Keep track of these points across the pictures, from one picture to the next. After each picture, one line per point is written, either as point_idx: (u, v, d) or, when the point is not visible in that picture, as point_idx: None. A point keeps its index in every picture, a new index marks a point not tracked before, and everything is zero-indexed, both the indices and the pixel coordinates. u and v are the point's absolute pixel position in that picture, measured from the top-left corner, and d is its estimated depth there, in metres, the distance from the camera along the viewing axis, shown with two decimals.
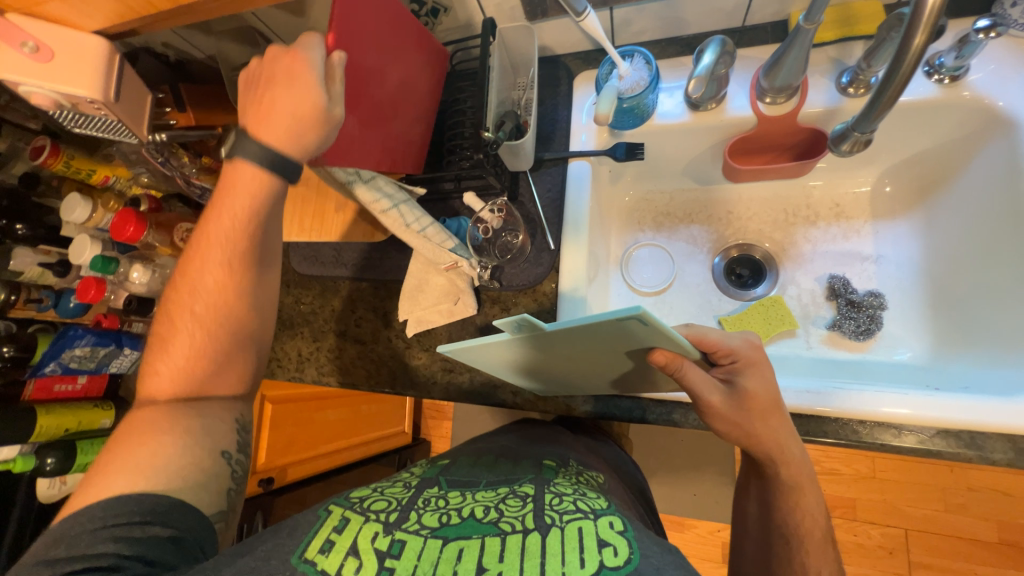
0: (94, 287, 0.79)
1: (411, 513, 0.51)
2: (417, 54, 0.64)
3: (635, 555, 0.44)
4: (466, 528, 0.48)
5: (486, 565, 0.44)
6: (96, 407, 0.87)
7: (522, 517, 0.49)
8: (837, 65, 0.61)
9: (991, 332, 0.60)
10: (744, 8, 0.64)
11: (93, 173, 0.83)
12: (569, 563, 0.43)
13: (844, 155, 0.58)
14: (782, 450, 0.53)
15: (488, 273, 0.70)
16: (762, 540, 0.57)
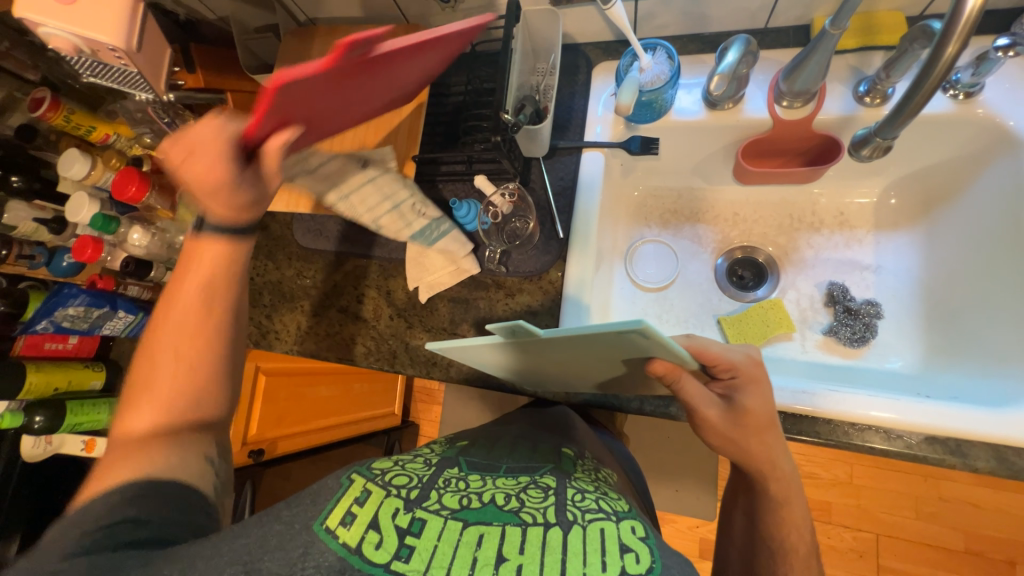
0: (90, 247, 0.78)
1: (432, 492, 0.51)
2: (403, 67, 0.50)
3: (657, 564, 0.44)
4: (486, 515, 0.48)
5: (505, 556, 0.44)
6: (86, 367, 0.85)
7: (543, 509, 0.49)
8: (855, 74, 0.62)
9: (982, 346, 0.62)
10: (768, 9, 0.64)
11: (94, 130, 0.81)
12: (590, 564, 0.43)
13: (865, 160, 0.60)
14: (763, 458, 0.54)
15: (496, 257, 0.70)
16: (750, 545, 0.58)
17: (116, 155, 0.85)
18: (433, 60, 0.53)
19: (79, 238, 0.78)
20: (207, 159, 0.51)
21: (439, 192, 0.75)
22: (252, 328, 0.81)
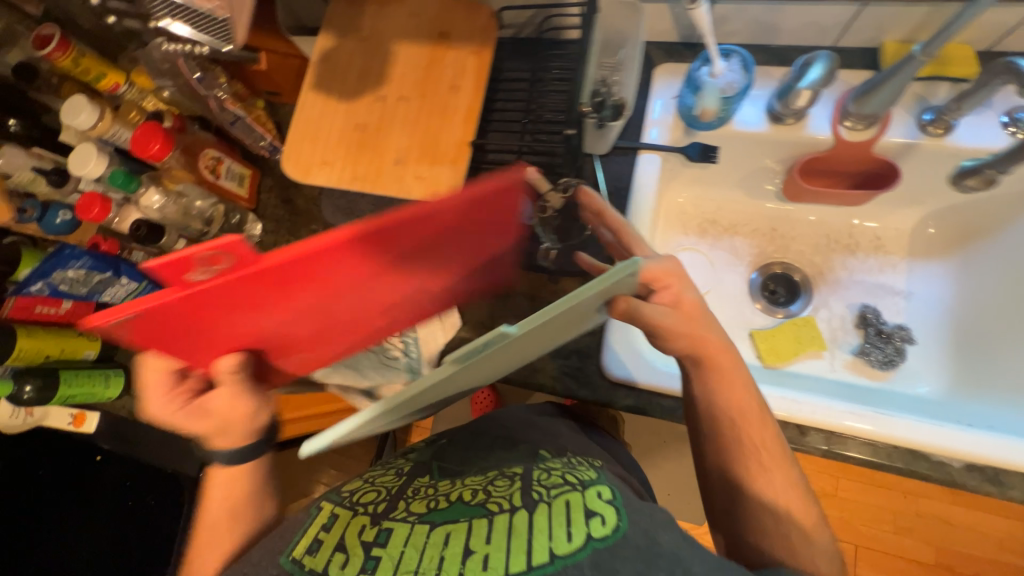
0: (98, 205, 0.72)
1: (400, 503, 0.54)
2: (344, 272, 0.41)
3: (623, 524, 0.46)
4: (455, 514, 0.49)
5: (473, 548, 0.45)
6: (81, 336, 0.78)
7: (507, 498, 0.50)
8: (919, 102, 0.63)
9: (1009, 378, 0.64)
10: (841, 28, 0.64)
11: (103, 76, 0.74)
12: (556, 538, 0.44)
13: (967, 189, 0.64)
14: (727, 368, 0.54)
15: (555, 251, 0.68)
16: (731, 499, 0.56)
17: (136, 109, 0.78)
18: (400, 254, 0.42)
19: (86, 195, 0.72)
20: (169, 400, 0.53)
21: (484, 179, 0.73)
22: None
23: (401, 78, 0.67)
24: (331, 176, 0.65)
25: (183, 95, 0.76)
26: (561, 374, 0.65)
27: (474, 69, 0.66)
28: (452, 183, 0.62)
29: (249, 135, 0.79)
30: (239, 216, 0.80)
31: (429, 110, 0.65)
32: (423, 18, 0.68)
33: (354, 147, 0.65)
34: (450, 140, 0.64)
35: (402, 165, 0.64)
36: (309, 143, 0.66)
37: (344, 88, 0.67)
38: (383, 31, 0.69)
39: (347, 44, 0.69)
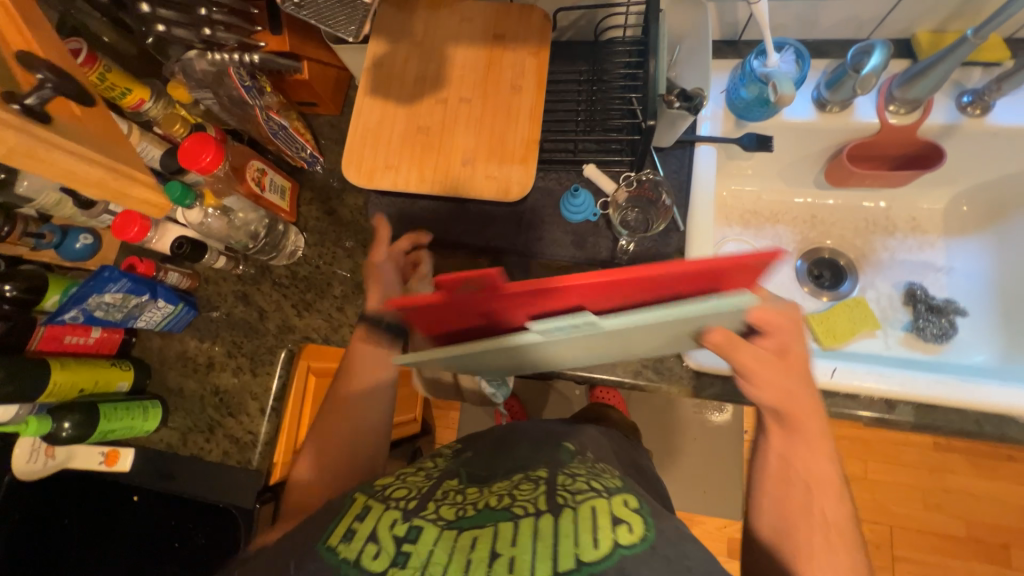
0: (137, 224, 0.67)
1: (431, 502, 0.46)
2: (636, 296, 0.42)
3: (651, 534, 0.40)
4: (483, 518, 0.43)
5: (499, 552, 0.39)
6: (112, 366, 0.72)
7: (534, 500, 0.44)
8: (956, 86, 0.67)
9: None
10: (878, 21, 0.67)
11: (128, 92, 0.67)
12: (584, 546, 0.39)
13: None
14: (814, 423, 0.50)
15: (631, 243, 0.68)
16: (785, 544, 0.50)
17: (180, 120, 0.73)
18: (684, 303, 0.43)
19: (122, 214, 0.67)
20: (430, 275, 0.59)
21: (540, 179, 0.72)
22: (321, 322, 0.76)
23: (460, 80, 0.67)
24: (396, 180, 0.66)
25: (222, 107, 0.73)
26: (640, 367, 0.65)
27: (533, 69, 0.66)
28: (522, 180, 0.64)
29: (291, 145, 0.74)
30: (282, 227, 0.76)
31: (492, 110, 0.65)
32: (476, 21, 0.68)
33: (416, 149, 0.66)
34: (517, 139, 0.65)
35: (470, 164, 0.65)
36: (371, 146, 0.66)
37: (402, 93, 0.67)
38: (435, 34, 0.68)
39: (400, 47, 0.68)
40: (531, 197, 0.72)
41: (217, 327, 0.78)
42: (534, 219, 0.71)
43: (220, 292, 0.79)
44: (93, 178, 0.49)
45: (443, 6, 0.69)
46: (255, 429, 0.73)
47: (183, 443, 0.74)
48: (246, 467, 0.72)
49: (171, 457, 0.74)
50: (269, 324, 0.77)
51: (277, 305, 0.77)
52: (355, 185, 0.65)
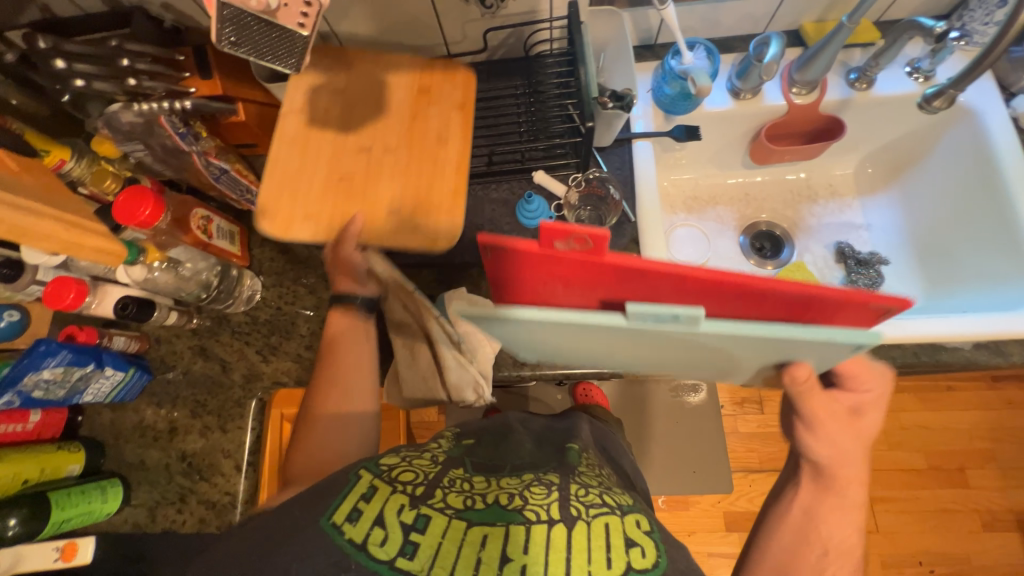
0: (72, 289, 0.63)
1: (438, 490, 0.46)
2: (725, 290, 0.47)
3: (662, 559, 0.42)
4: (493, 515, 0.44)
5: (509, 556, 0.41)
6: (59, 449, 0.66)
7: (546, 505, 0.45)
8: (843, 66, 0.76)
9: (973, 273, 0.74)
10: (769, 16, 0.76)
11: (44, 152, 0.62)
12: (595, 562, 0.40)
13: (935, 110, 0.71)
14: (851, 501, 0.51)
15: None
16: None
17: (111, 176, 0.69)
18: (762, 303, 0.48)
19: (54, 282, 0.62)
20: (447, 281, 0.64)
21: (494, 191, 0.75)
22: (290, 364, 0.73)
23: (385, 131, 0.69)
24: (316, 230, 0.65)
25: (156, 158, 0.70)
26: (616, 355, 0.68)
27: (458, 120, 0.69)
28: (450, 230, 0.64)
29: (234, 188, 0.75)
30: (236, 272, 0.73)
31: (419, 160, 0.67)
32: (403, 74, 0.72)
33: (339, 199, 0.66)
34: (445, 188, 0.66)
35: (397, 216, 0.65)
36: (290, 199, 0.65)
37: (325, 146, 0.68)
38: (359, 86, 0.71)
39: (324, 100, 0.70)
40: (487, 209, 0.74)
41: (176, 388, 0.73)
42: (494, 229, 0.73)
43: (175, 350, 0.74)
44: (44, 229, 0.56)
45: (368, 58, 0.72)
46: (232, 489, 0.69)
47: (151, 520, 0.69)
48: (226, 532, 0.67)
49: (139, 537, 0.68)
50: (234, 375, 0.73)
51: (240, 354, 0.74)
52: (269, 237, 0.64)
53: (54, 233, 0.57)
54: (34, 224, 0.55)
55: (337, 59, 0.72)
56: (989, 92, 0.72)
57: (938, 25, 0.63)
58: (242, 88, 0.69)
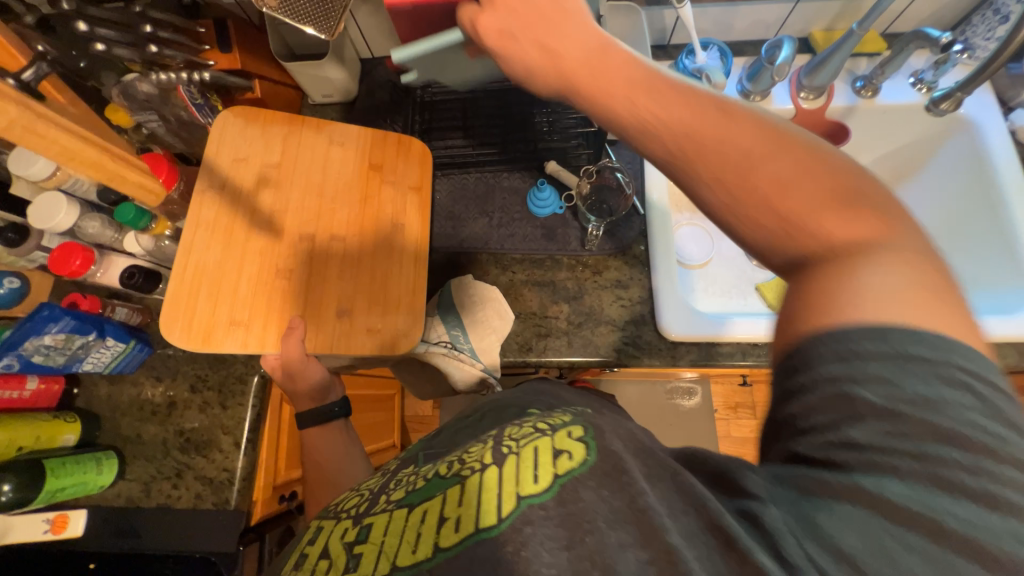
0: (78, 256, 0.62)
1: (382, 497, 0.41)
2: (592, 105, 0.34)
3: (591, 456, 0.32)
4: (432, 487, 0.37)
5: (447, 515, 0.34)
6: (55, 418, 0.65)
7: (478, 453, 0.37)
8: (850, 74, 0.78)
9: (971, 277, 0.75)
10: (779, 23, 0.78)
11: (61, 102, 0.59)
12: (523, 484, 0.32)
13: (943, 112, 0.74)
14: (888, 259, 0.27)
15: (600, 230, 0.71)
16: (895, 558, 0.23)
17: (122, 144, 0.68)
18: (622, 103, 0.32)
19: (60, 248, 0.62)
20: (390, 273, 0.65)
21: (506, 179, 0.76)
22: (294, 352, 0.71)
23: (329, 218, 0.66)
24: (243, 338, 0.62)
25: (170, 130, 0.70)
26: (621, 345, 0.68)
27: (415, 206, 0.68)
28: (408, 330, 0.63)
29: None
30: None
31: (370, 253, 0.65)
32: (348, 149, 0.70)
33: (275, 299, 0.63)
34: (400, 285, 0.64)
35: (347, 318, 0.63)
36: (212, 303, 0.62)
37: (260, 233, 0.65)
38: (298, 163, 0.69)
39: (252, 179, 0.67)
40: (499, 197, 0.75)
41: (176, 363, 0.73)
42: (504, 217, 0.74)
43: None
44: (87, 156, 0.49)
45: (309, 127, 0.70)
46: (230, 466, 0.68)
47: (146, 494, 0.67)
48: (223, 509, 0.66)
49: (131, 511, 0.66)
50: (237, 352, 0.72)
51: None
52: (186, 350, 0.60)
53: (103, 162, 0.50)
54: (76, 145, 0.47)
55: (273, 127, 0.70)
56: (986, 104, 0.75)
57: (943, 35, 0.65)
58: (249, 109, 0.70)
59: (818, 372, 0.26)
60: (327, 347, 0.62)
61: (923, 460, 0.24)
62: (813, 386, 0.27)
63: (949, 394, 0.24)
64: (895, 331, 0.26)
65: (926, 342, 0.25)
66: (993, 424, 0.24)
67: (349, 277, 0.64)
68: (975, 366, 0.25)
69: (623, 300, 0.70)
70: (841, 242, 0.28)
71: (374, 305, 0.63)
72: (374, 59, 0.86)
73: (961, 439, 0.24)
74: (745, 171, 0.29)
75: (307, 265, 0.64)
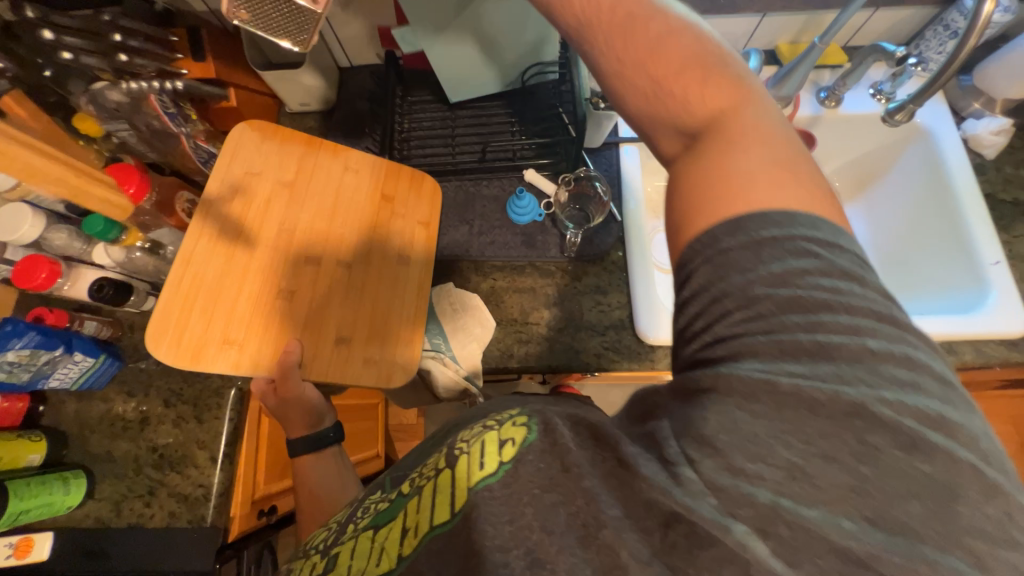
0: (45, 269, 0.60)
1: (349, 525, 0.46)
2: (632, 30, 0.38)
3: (530, 435, 0.36)
4: (395, 508, 0.42)
5: (410, 524, 0.39)
6: (19, 437, 0.63)
7: (435, 462, 0.41)
8: (814, 85, 0.82)
9: (929, 280, 0.78)
10: (746, 36, 0.81)
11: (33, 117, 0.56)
12: (477, 476, 0.36)
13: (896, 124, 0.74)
14: (731, 125, 0.36)
15: (579, 237, 0.72)
16: (748, 429, 0.30)
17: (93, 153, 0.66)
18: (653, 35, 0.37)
19: (25, 261, 0.60)
20: (394, 301, 0.64)
21: (485, 187, 0.77)
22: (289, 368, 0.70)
23: (337, 240, 0.65)
24: (235, 358, 0.58)
25: (141, 140, 0.69)
26: (601, 350, 0.69)
27: (422, 239, 0.68)
28: (406, 364, 0.62)
29: None
30: None
31: (377, 281, 0.64)
32: (363, 176, 0.69)
33: (274, 320, 0.60)
34: (402, 317, 0.64)
35: (345, 346, 0.61)
36: (206, 318, 0.58)
37: (266, 252, 0.63)
38: (311, 184, 0.67)
39: (263, 195, 0.65)
40: (479, 205, 0.76)
41: (149, 377, 0.71)
42: (484, 225, 0.75)
43: None
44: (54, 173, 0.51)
45: (325, 150, 0.68)
46: (207, 481, 0.66)
47: (117, 514, 0.65)
48: (198, 526, 0.64)
49: (101, 533, 0.64)
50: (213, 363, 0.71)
51: None
52: (173, 367, 0.56)
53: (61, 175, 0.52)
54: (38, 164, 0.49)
55: (289, 145, 0.68)
56: (940, 114, 0.79)
57: (898, 50, 0.68)
58: (266, 124, 0.68)
59: (697, 281, 0.35)
60: (324, 374, 0.60)
61: (778, 330, 0.32)
62: (697, 296, 0.35)
63: (794, 266, 0.33)
64: (751, 222, 0.34)
65: (772, 220, 0.34)
66: (830, 281, 0.32)
67: (356, 303, 0.63)
68: (816, 243, 0.33)
69: (602, 305, 0.72)
70: (699, 111, 0.37)
71: (378, 336, 0.62)
72: (353, 68, 0.86)
73: (805, 306, 0.32)
74: (685, 73, 0.37)
75: (313, 288, 0.62)
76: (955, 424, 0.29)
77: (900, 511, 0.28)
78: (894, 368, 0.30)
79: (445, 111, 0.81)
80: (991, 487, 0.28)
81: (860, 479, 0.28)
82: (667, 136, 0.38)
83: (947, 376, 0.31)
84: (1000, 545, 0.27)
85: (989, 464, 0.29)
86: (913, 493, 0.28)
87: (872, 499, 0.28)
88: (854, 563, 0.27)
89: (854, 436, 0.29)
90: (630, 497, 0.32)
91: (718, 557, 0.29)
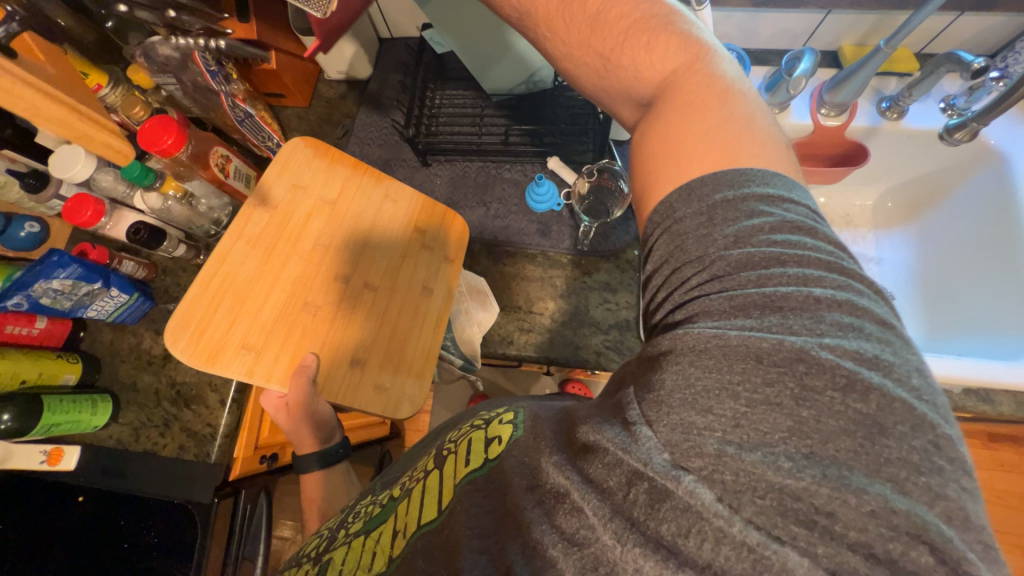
0: (90, 207, 0.64)
1: (342, 532, 0.52)
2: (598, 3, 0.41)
3: (517, 431, 0.40)
4: (387, 512, 0.48)
5: (396, 528, 0.44)
6: (60, 358, 0.69)
7: (426, 466, 0.48)
8: (876, 93, 0.75)
9: (980, 321, 0.71)
10: (808, 34, 0.75)
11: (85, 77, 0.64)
12: (469, 464, 0.42)
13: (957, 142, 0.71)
14: (683, 80, 0.38)
15: (593, 230, 0.72)
16: (698, 383, 0.29)
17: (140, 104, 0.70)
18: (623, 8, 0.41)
19: (75, 198, 0.64)
20: (415, 327, 0.64)
21: (507, 171, 0.78)
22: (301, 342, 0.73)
23: (369, 263, 0.64)
24: (251, 364, 0.57)
25: (187, 93, 0.73)
26: (603, 348, 0.68)
27: (448, 275, 0.68)
28: (414, 396, 0.62)
29: (256, 134, 0.76)
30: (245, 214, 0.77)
31: (399, 309, 0.64)
32: (401, 206, 0.69)
33: (296, 330, 0.59)
34: (417, 348, 0.64)
35: (358, 369, 0.61)
36: (230, 318, 0.58)
37: (298, 262, 0.62)
38: (353, 206, 0.67)
39: (305, 207, 0.65)
40: (499, 187, 0.77)
41: None
42: (501, 209, 0.76)
43: (180, 283, 0.78)
44: (50, 114, 0.59)
45: (370, 176, 0.69)
46: (214, 421, 0.70)
47: (135, 440, 0.70)
48: (203, 461, 0.69)
49: (121, 453, 0.70)
50: None
51: None
52: (189, 366, 0.55)
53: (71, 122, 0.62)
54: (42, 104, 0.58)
55: (338, 166, 0.68)
56: (1018, 135, 0.70)
57: (977, 60, 0.61)
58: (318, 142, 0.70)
59: (659, 253, 0.35)
60: (336, 393, 0.59)
61: (729, 287, 0.31)
62: (659, 268, 0.35)
63: (746, 227, 0.32)
64: (703, 188, 0.34)
65: (724, 181, 0.34)
66: (781, 235, 0.32)
67: (381, 326, 0.63)
68: (767, 202, 0.33)
69: (610, 304, 0.70)
70: (651, 74, 0.40)
71: (393, 364, 0.62)
72: (392, 40, 0.87)
73: (756, 262, 0.31)
74: (650, 40, 0.40)
75: (339, 303, 0.62)
76: (891, 362, 0.28)
77: (830, 446, 0.26)
78: (836, 313, 0.29)
79: (478, 90, 0.80)
80: (920, 422, 0.26)
81: (799, 421, 0.27)
82: (635, 110, 0.42)
83: (889, 320, 0.30)
84: (922, 473, 0.25)
85: (919, 399, 0.27)
86: (846, 429, 0.26)
87: (808, 439, 0.27)
88: (787, 498, 0.26)
89: (794, 379, 0.27)
90: (594, 464, 0.32)
91: (673, 508, 0.28)
